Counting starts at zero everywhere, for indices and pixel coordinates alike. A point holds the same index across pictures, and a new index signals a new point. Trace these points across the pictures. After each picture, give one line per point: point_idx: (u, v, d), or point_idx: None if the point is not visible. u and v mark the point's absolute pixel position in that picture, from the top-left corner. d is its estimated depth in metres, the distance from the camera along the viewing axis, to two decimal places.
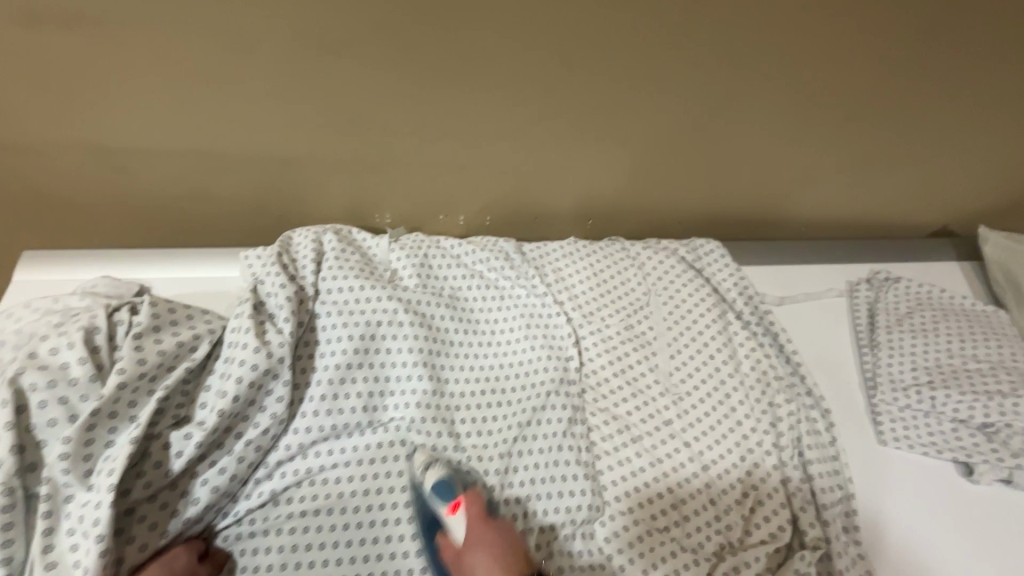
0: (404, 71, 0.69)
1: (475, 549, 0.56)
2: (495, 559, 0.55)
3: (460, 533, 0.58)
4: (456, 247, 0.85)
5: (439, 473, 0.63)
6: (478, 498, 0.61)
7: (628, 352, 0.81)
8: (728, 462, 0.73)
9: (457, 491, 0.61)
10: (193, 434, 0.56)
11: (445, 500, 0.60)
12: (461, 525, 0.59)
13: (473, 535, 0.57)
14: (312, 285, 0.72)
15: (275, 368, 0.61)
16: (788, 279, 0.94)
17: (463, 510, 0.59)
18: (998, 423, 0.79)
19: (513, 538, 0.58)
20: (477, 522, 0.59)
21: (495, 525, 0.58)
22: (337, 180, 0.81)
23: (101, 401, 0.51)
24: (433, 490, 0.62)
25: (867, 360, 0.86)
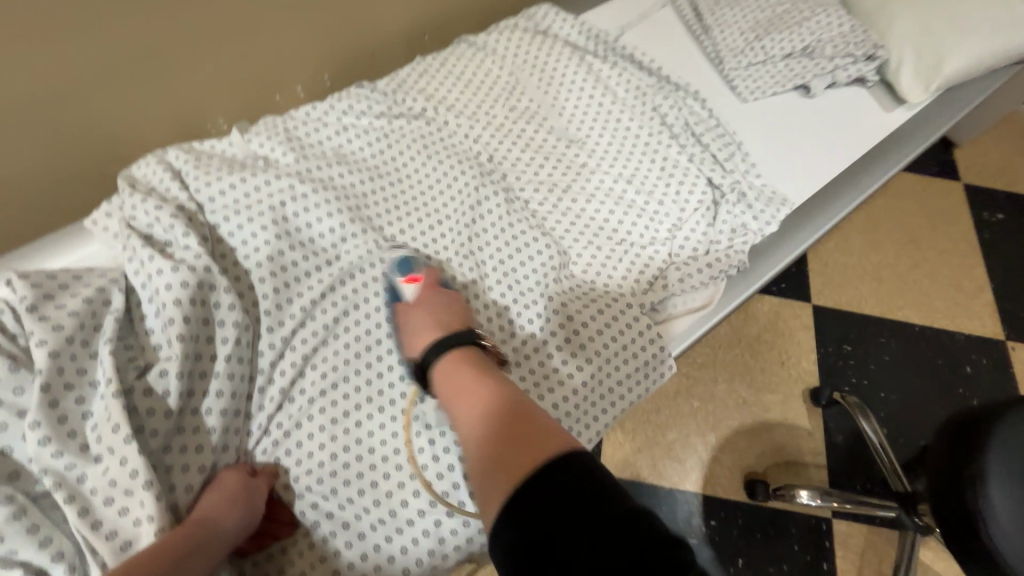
0: None
1: (421, 309, 0.60)
2: (437, 314, 0.59)
3: (411, 296, 0.61)
4: (312, 108, 0.79)
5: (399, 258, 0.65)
6: (433, 272, 0.64)
7: (522, 128, 0.83)
8: (647, 167, 0.81)
9: (416, 268, 0.64)
10: (169, 367, 0.52)
11: (403, 271, 0.63)
12: (414, 290, 0.62)
13: (425, 293, 0.61)
14: (190, 201, 0.65)
15: (208, 279, 0.56)
16: (618, 9, 0.99)
17: (419, 280, 0.62)
18: (812, 43, 0.94)
19: (453, 303, 0.61)
20: (427, 289, 0.62)
21: (442, 292, 0.62)
22: (143, 96, 0.72)
23: (44, 375, 0.46)
24: (393, 268, 0.63)
25: (706, 44, 0.96)
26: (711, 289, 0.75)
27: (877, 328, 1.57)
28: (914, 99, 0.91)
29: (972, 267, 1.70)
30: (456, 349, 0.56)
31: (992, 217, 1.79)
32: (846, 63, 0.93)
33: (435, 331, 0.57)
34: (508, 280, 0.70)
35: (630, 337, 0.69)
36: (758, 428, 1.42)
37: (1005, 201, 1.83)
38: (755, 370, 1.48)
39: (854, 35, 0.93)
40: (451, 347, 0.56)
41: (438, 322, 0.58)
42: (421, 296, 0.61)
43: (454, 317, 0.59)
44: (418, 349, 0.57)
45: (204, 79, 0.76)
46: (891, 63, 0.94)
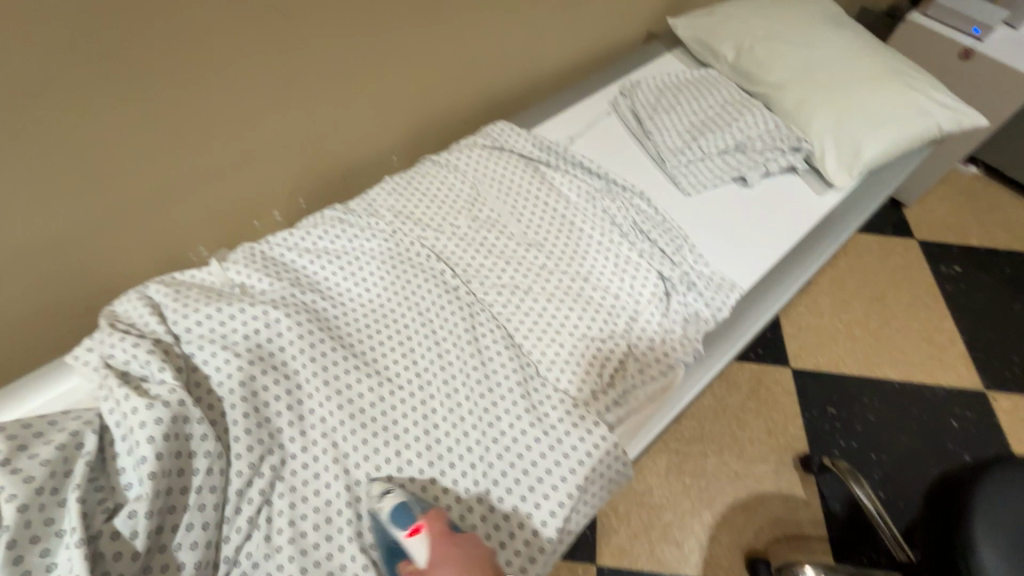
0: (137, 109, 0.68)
1: (444, 568, 0.52)
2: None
3: (422, 557, 0.54)
4: (290, 235, 0.85)
5: (396, 499, 0.60)
6: (439, 516, 0.57)
7: (484, 237, 0.90)
8: (601, 265, 0.87)
9: (415, 517, 0.57)
10: (137, 509, 0.53)
11: (403, 524, 0.57)
12: (420, 546, 0.54)
13: (433, 558, 0.53)
14: (167, 332, 0.68)
15: (184, 412, 0.59)
16: (567, 121, 1.10)
17: (422, 531, 0.55)
18: (743, 139, 1.04)
19: (481, 557, 0.54)
20: (439, 539, 0.54)
21: (462, 539, 0.55)
22: (126, 236, 0.78)
23: (10, 531, 0.48)
24: (392, 518, 0.58)
25: (648, 146, 1.06)
26: (670, 381, 0.79)
27: (858, 388, 1.59)
28: (840, 183, 1.00)
29: (940, 319, 1.76)
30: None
31: (951, 270, 1.88)
32: (775, 155, 1.04)
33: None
34: (467, 387, 0.73)
35: (597, 438, 0.70)
36: (754, 502, 1.39)
37: (960, 254, 1.92)
38: (744, 440, 1.48)
39: (777, 131, 1.04)
40: None
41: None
42: (432, 559, 0.53)
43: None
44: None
45: (182, 213, 0.82)
46: (816, 151, 1.03)
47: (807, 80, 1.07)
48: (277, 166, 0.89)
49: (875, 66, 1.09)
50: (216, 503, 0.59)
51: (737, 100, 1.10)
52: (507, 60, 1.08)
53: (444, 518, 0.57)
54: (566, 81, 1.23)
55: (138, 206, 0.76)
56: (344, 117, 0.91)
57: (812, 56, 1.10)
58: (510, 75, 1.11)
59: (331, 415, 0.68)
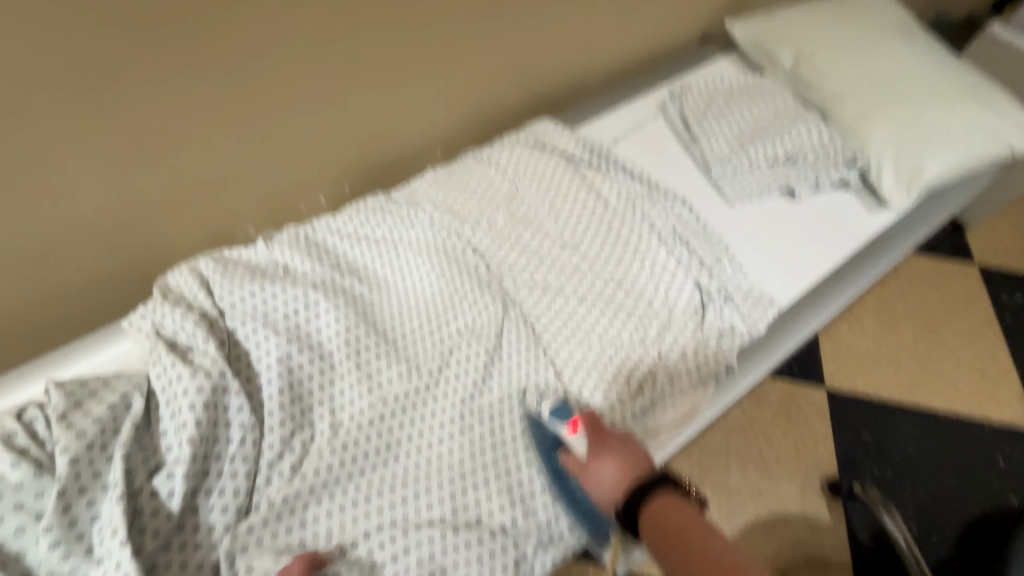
0: (199, 96, 0.72)
1: (602, 459, 0.61)
2: (622, 463, 0.61)
3: (583, 447, 0.63)
4: (332, 219, 0.87)
5: (554, 402, 0.69)
6: (590, 416, 0.66)
7: (521, 233, 0.90)
8: (635, 270, 0.86)
9: (570, 414, 0.67)
10: (175, 471, 0.56)
11: (562, 421, 0.66)
12: (581, 439, 0.64)
13: (594, 446, 0.63)
14: (213, 307, 0.72)
15: (222, 383, 0.62)
16: (612, 122, 1.08)
17: (581, 427, 0.64)
18: (796, 151, 1.00)
19: (636, 448, 0.63)
20: (595, 433, 0.64)
21: (618, 435, 0.64)
22: (182, 212, 0.82)
23: (61, 481, 0.51)
24: (551, 416, 0.68)
25: (694, 152, 1.04)
26: (700, 394, 0.78)
27: (899, 416, 1.52)
28: (896, 204, 0.96)
29: (996, 351, 1.66)
30: (667, 495, 0.57)
31: (1012, 299, 1.77)
32: (829, 168, 1.00)
33: (628, 480, 0.59)
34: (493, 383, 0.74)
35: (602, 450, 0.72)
36: (775, 523, 1.36)
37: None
38: (770, 458, 1.44)
39: (833, 144, 1.00)
40: (654, 491, 0.57)
41: (632, 471, 0.60)
42: (594, 447, 0.63)
43: (641, 460, 0.61)
44: (612, 503, 0.59)
45: (234, 195, 0.86)
46: (873, 166, 0.99)
47: (868, 92, 1.03)
48: (324, 153, 0.91)
49: (944, 81, 1.03)
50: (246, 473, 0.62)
51: (792, 109, 1.06)
52: (557, 56, 1.07)
53: (594, 417, 0.67)
54: (615, 82, 1.21)
55: (194, 184, 0.80)
56: (392, 106, 0.93)
57: (876, 67, 1.05)
58: (559, 71, 1.10)
59: (359, 397, 0.70)
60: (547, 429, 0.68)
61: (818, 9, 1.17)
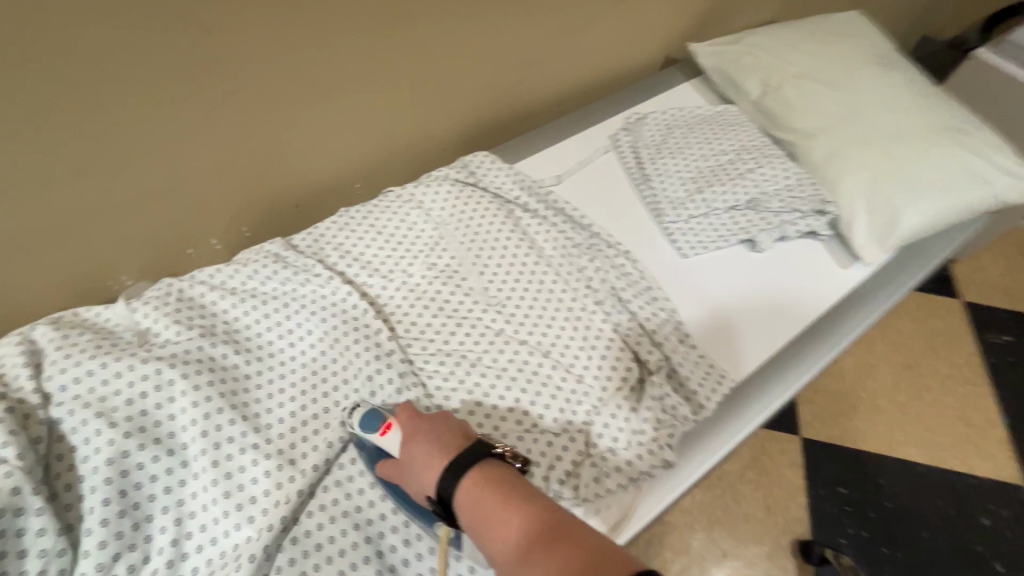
0: (30, 132, 0.60)
1: (410, 449, 0.57)
2: (434, 446, 0.56)
3: (394, 446, 0.58)
4: (214, 273, 0.75)
5: (364, 410, 0.62)
6: (405, 406, 0.61)
7: (436, 290, 0.79)
8: (564, 337, 0.74)
9: (385, 416, 0.61)
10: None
11: (374, 426, 0.60)
12: (393, 436, 0.59)
13: (407, 437, 0.58)
14: (37, 390, 0.60)
15: (13, 504, 0.50)
16: (555, 157, 0.97)
17: (395, 427, 0.59)
18: (758, 195, 0.89)
19: (447, 423, 0.58)
20: (408, 426, 0.59)
21: (429, 416, 0.59)
22: (28, 264, 0.70)
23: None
24: (362, 423, 0.61)
25: (646, 193, 0.93)
26: (630, 494, 0.65)
27: (877, 468, 1.41)
28: (870, 257, 0.85)
29: (980, 397, 1.56)
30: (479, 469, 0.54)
31: (999, 340, 1.67)
32: (794, 217, 0.89)
33: (441, 463, 0.55)
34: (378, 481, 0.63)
35: None
36: None
37: (1011, 322, 1.71)
38: (738, 517, 1.33)
39: (798, 189, 0.89)
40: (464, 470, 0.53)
41: (442, 453, 0.55)
42: (406, 438, 0.58)
43: (454, 437, 0.57)
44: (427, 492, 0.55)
45: (97, 241, 0.74)
46: (845, 216, 0.87)
47: (841, 130, 0.91)
48: (213, 193, 0.79)
49: (926, 121, 0.92)
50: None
51: (757, 147, 0.95)
52: (493, 83, 0.96)
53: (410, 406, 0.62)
54: (568, 109, 1.11)
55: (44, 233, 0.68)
56: (293, 141, 0.81)
57: (852, 102, 0.94)
58: (500, 98, 0.99)
59: (212, 502, 0.58)
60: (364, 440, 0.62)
61: (791, 32, 1.05)
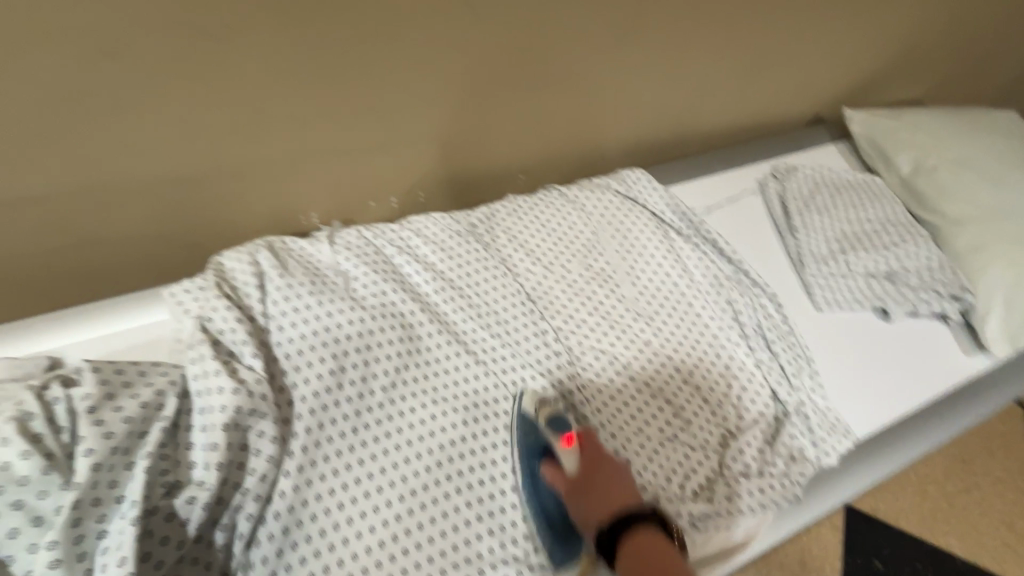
0: (304, 71, 0.70)
1: (587, 480, 0.58)
2: (605, 492, 0.57)
3: (573, 465, 0.58)
4: (395, 232, 0.83)
5: (552, 411, 0.62)
6: (588, 436, 0.61)
7: (593, 290, 0.84)
8: (707, 361, 0.79)
9: (569, 427, 0.60)
10: (197, 496, 0.53)
11: (558, 432, 0.59)
12: (572, 457, 0.58)
13: (587, 464, 0.58)
14: (261, 306, 0.67)
15: (259, 408, 0.58)
16: (706, 190, 1.03)
17: (576, 445, 0.58)
18: (897, 269, 0.94)
19: (622, 474, 0.59)
20: (586, 455, 0.59)
21: (609, 461, 0.60)
22: (254, 188, 0.78)
23: (80, 489, 0.48)
24: (547, 424, 0.60)
25: (789, 243, 0.98)
26: (756, 519, 0.69)
27: (914, 551, 1.44)
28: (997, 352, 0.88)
29: None
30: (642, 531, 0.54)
31: None
32: (929, 296, 0.92)
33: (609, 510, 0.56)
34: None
35: None
36: None
37: None
38: (774, 566, 1.37)
39: (939, 271, 0.93)
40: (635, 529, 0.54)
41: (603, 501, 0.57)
42: (584, 465, 0.59)
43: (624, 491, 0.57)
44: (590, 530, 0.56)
45: (308, 182, 0.82)
46: (978, 308, 0.91)
47: (993, 226, 0.94)
48: (409, 158, 0.86)
49: None
50: (253, 514, 0.57)
51: (902, 222, 0.99)
52: (662, 107, 1.01)
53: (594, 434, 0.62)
54: (716, 146, 1.15)
55: (277, 162, 0.77)
56: (485, 124, 0.88)
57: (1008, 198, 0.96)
58: (662, 125, 1.05)
59: (398, 439, 0.65)
60: (539, 433, 0.63)
61: (952, 120, 1.08)
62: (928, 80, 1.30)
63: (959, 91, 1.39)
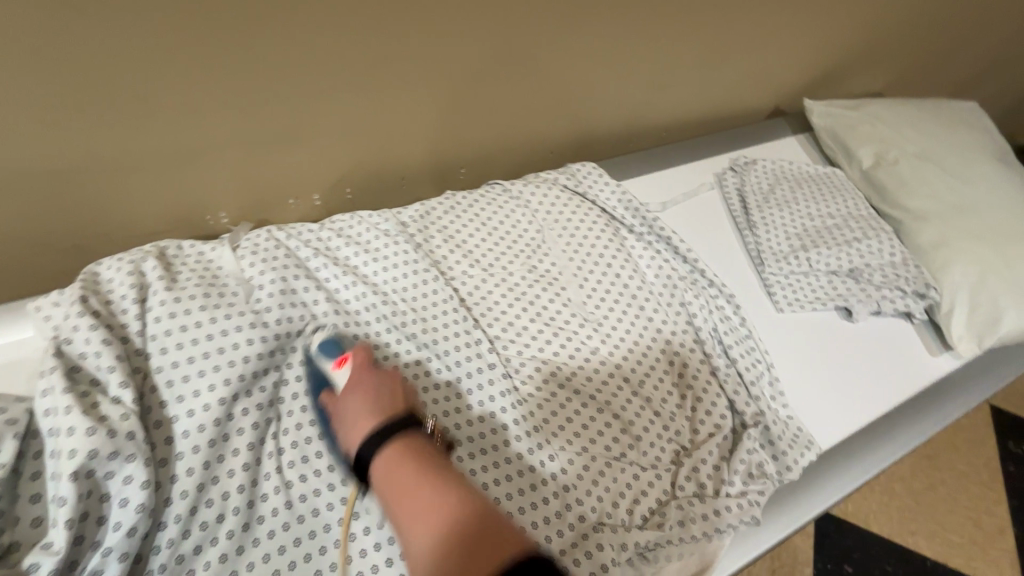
0: (192, 50, 0.60)
1: (348, 393, 0.53)
2: (366, 401, 0.52)
3: (341, 384, 0.56)
4: (313, 231, 0.74)
5: (327, 338, 0.61)
6: (365, 350, 0.58)
7: (536, 294, 0.77)
8: (659, 369, 0.73)
9: (343, 351, 0.58)
10: (41, 563, 0.43)
11: (329, 356, 0.59)
12: (342, 376, 0.56)
13: (354, 382, 0.54)
14: (137, 319, 0.57)
15: (123, 449, 0.47)
16: (661, 185, 0.97)
17: (346, 364, 0.57)
18: (861, 265, 0.88)
19: (395, 386, 0.54)
20: (358, 369, 0.56)
21: (380, 372, 0.55)
22: (146, 183, 0.69)
23: None
24: (319, 350, 0.60)
25: (749, 240, 0.92)
26: (713, 544, 0.62)
27: (882, 553, 1.40)
28: (963, 350, 0.84)
29: (995, 502, 1.53)
30: (409, 446, 0.49)
31: (1020, 450, 1.64)
32: (893, 295, 0.87)
33: (368, 421, 0.51)
34: None
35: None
36: None
37: None
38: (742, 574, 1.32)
39: (903, 268, 0.88)
40: (388, 439, 0.49)
41: (375, 410, 0.51)
42: (351, 382, 0.55)
43: (394, 404, 0.52)
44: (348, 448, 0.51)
45: (214, 177, 0.72)
46: (944, 304, 0.86)
47: (955, 219, 0.90)
48: (331, 150, 0.78)
49: None
50: None
51: (865, 217, 0.94)
52: (614, 97, 0.94)
53: (368, 351, 0.58)
54: (672, 139, 1.10)
55: (171, 155, 0.67)
56: (416, 114, 0.80)
57: (970, 193, 0.93)
58: (616, 116, 0.98)
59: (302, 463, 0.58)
60: (314, 367, 0.60)
61: (912, 111, 1.04)
62: (887, 71, 1.27)
63: (918, 83, 1.36)
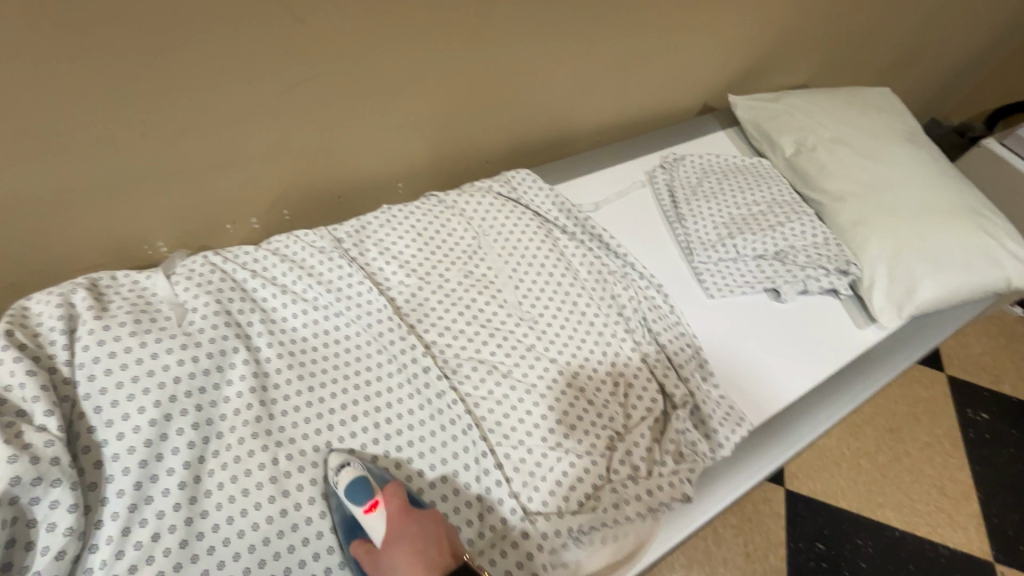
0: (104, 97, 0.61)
1: (393, 547, 0.53)
2: (415, 557, 0.52)
3: (380, 533, 0.54)
4: (249, 253, 0.76)
5: (353, 472, 0.58)
6: (398, 490, 0.57)
7: (472, 298, 0.79)
8: (592, 359, 0.76)
9: (372, 491, 0.56)
10: None
11: (359, 502, 0.55)
12: (378, 525, 0.54)
13: (392, 535, 0.54)
14: (64, 348, 0.59)
15: (48, 473, 0.49)
16: (594, 185, 1.01)
17: (379, 509, 0.55)
18: (786, 248, 0.92)
19: (437, 532, 0.54)
20: (394, 519, 0.55)
21: (420, 517, 0.55)
22: (73, 219, 0.70)
23: None
24: (347, 492, 0.56)
25: (679, 232, 0.96)
26: (647, 525, 0.65)
27: (854, 527, 1.42)
28: (885, 321, 0.88)
29: (958, 469, 1.57)
30: None
31: (978, 417, 1.69)
32: (817, 273, 0.91)
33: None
34: None
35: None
36: None
37: (990, 399, 1.74)
38: (716, 559, 1.33)
39: (825, 247, 0.92)
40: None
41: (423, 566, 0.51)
42: (391, 534, 0.54)
43: (437, 554, 0.52)
44: None
45: (146, 208, 0.74)
46: (865, 278, 0.91)
47: (871, 198, 0.95)
48: (263, 175, 0.80)
49: (947, 200, 0.95)
50: None
51: (788, 201, 0.98)
52: (541, 105, 0.99)
53: (403, 492, 0.57)
54: (604, 142, 1.16)
55: (96, 192, 0.69)
56: (345, 134, 0.82)
57: (882, 172, 0.98)
58: (546, 122, 1.02)
59: (239, 479, 0.58)
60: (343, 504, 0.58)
61: (827, 100, 1.10)
62: (809, 63, 1.34)
63: (840, 72, 1.43)
